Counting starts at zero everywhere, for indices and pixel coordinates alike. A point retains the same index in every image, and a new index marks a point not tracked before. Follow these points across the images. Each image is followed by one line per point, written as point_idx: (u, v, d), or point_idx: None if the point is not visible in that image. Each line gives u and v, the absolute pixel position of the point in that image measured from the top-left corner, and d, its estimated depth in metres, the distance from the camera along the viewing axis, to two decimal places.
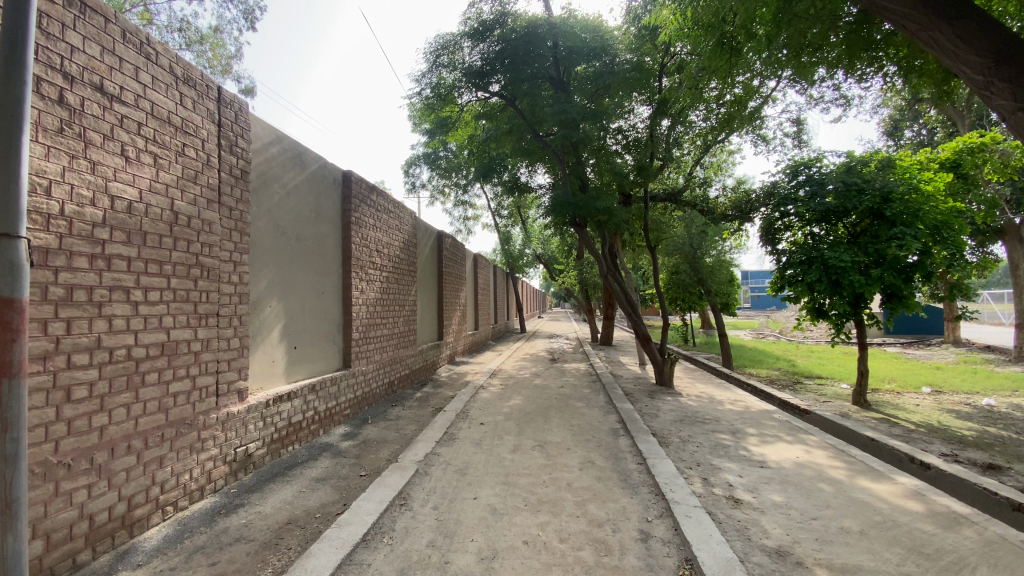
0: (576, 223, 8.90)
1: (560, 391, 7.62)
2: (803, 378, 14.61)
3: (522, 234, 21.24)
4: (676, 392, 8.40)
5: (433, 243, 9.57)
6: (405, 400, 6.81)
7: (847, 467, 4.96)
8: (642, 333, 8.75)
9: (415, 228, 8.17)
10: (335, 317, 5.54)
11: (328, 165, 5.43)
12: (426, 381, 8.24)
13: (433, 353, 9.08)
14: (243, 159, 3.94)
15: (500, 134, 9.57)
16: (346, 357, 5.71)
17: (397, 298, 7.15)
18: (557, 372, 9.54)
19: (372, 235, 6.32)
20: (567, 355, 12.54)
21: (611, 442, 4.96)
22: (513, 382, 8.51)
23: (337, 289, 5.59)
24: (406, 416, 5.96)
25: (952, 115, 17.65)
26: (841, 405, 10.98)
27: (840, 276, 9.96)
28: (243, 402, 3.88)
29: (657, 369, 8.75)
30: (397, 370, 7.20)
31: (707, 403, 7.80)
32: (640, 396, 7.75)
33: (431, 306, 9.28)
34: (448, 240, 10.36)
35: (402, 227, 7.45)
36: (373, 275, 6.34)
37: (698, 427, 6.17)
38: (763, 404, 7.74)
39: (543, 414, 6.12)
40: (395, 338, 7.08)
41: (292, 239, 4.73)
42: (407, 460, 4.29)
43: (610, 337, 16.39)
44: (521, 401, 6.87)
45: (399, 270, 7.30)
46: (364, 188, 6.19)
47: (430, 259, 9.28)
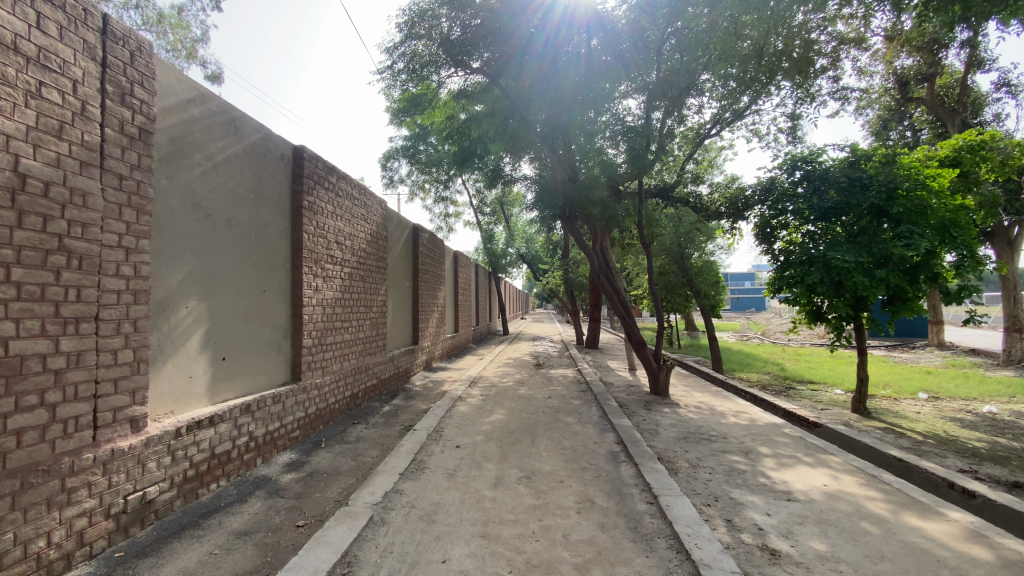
0: (565, 215, 8.07)
1: (547, 403, 6.77)
2: (795, 383, 14.00)
3: (505, 233, 20.39)
4: (673, 402, 7.63)
5: (408, 237, 8.65)
6: (370, 416, 5.90)
7: (886, 499, 4.21)
8: (636, 337, 7.93)
9: (387, 219, 7.26)
10: (281, 321, 4.62)
11: (274, 137, 4.51)
12: (396, 392, 7.31)
13: (406, 360, 8.17)
14: (142, 113, 3.00)
15: (483, 118, 8.70)
16: (294, 368, 4.80)
17: (362, 298, 6.24)
18: (542, 379, 8.69)
19: (331, 224, 5.42)
20: (551, 360, 11.69)
21: (611, 471, 4.13)
22: (493, 391, 7.63)
23: (283, 288, 4.66)
24: (368, 437, 5.04)
25: (942, 115, 17.36)
26: (840, 413, 10.39)
27: (843, 277, 9.27)
28: (138, 434, 2.94)
29: (652, 376, 7.95)
30: (362, 381, 6.29)
31: (708, 415, 7.04)
32: (636, 408, 6.94)
33: (405, 308, 8.37)
34: (424, 234, 9.45)
35: (369, 217, 6.52)
36: (333, 272, 5.44)
37: (707, 446, 5.37)
38: (769, 416, 7.01)
39: (529, 432, 5.25)
40: (360, 344, 6.17)
41: (220, 223, 3.81)
42: (359, 503, 3.39)
43: (595, 339, 15.64)
44: (503, 415, 6.01)
45: (366, 267, 6.40)
46: (321, 168, 5.26)
47: (404, 255, 8.37)
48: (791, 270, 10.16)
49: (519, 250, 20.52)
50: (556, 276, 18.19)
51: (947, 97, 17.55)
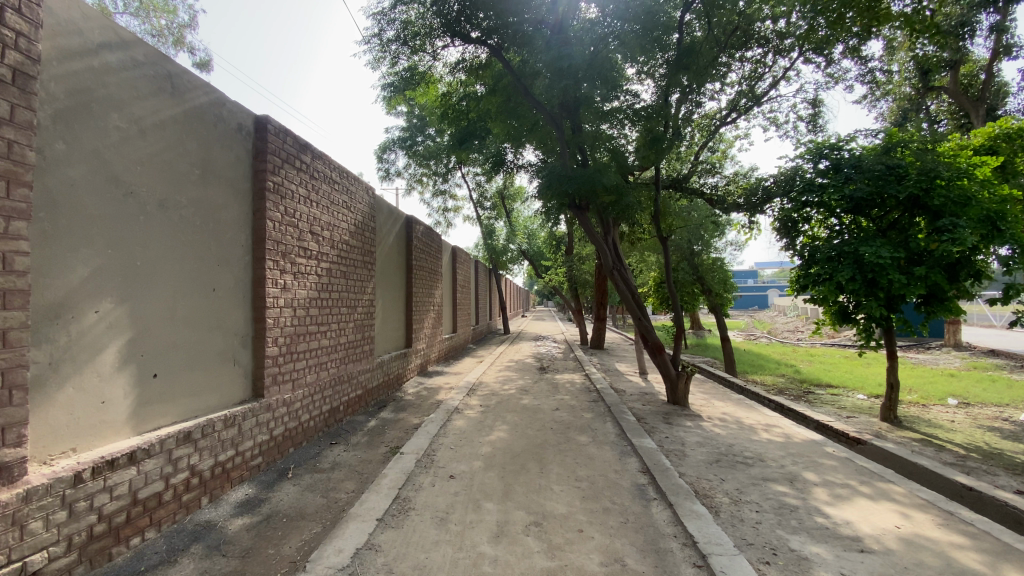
0: (576, 206, 6.95)
1: (555, 416, 5.96)
2: (813, 387, 13.16)
3: (506, 228, 19.46)
4: (695, 414, 6.83)
5: (400, 230, 7.82)
6: (352, 434, 5.10)
7: (978, 548, 3.42)
8: (653, 341, 7.10)
9: (375, 209, 6.46)
10: (238, 326, 3.83)
11: (226, 103, 3.70)
12: (384, 403, 6.51)
13: (397, 364, 7.39)
14: (17, 49, 2.22)
15: (484, 97, 7.89)
16: (256, 382, 4.01)
17: (344, 297, 5.45)
18: (548, 386, 7.90)
19: (305, 210, 4.63)
20: (555, 362, 10.86)
21: (641, 514, 3.33)
22: (494, 401, 6.82)
23: (241, 286, 3.87)
24: (346, 464, 4.24)
25: (966, 105, 16.37)
26: (868, 422, 9.60)
27: (877, 274, 8.39)
28: (11, 487, 2.16)
29: (670, 385, 7.14)
30: (345, 393, 5.51)
31: (736, 429, 6.24)
32: (655, 422, 6.14)
33: (396, 308, 7.57)
34: (418, 227, 8.63)
35: (352, 206, 5.71)
36: (306, 268, 4.64)
37: (745, 473, 4.57)
38: (805, 431, 6.21)
39: (536, 457, 4.46)
40: (341, 350, 5.38)
41: (149, 206, 3.02)
42: (320, 568, 2.60)
43: (601, 340, 14.87)
44: (505, 432, 5.21)
45: (349, 262, 5.60)
46: (292, 145, 4.45)
47: (396, 249, 7.57)
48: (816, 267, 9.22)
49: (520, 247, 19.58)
50: (559, 273, 17.29)
51: (970, 86, 16.60)
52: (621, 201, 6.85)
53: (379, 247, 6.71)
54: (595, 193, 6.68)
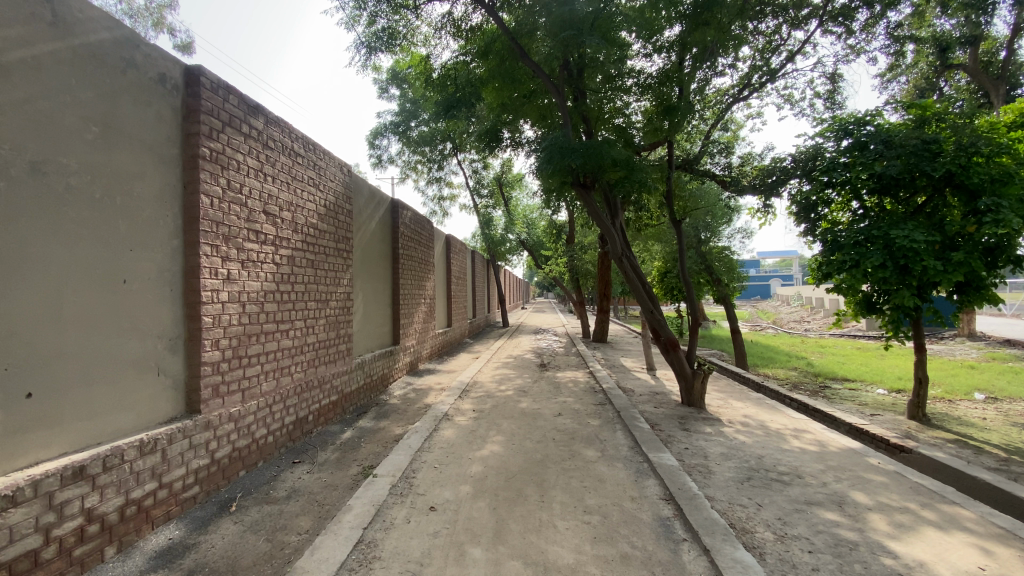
0: (580, 183, 6.07)
1: (557, 422, 5.22)
2: (829, 381, 12.42)
3: (504, 217, 18.57)
4: (714, 418, 6.09)
5: (384, 216, 7.03)
6: (320, 450, 4.35)
7: None
8: (667, 336, 6.33)
9: (351, 189, 5.67)
10: (163, 327, 3.09)
11: (135, 48, 2.95)
12: (365, 409, 5.76)
13: (382, 364, 6.64)
14: None
15: (479, 65, 7.04)
16: (191, 395, 3.27)
17: (311, 289, 4.68)
18: (549, 386, 7.15)
19: (254, 184, 3.85)
20: (556, 358, 10.10)
21: (670, 564, 2.61)
22: (488, 404, 6.08)
23: (166, 277, 3.13)
24: (306, 491, 3.52)
25: (986, 84, 15.31)
26: (895, 420, 8.87)
27: (909, 261, 7.59)
28: None
29: (684, 384, 6.41)
30: (314, 400, 4.76)
31: (763, 435, 5.51)
32: (672, 429, 5.40)
33: (381, 302, 6.81)
34: (407, 213, 7.82)
35: (322, 184, 4.94)
36: (258, 255, 3.87)
37: (785, 496, 3.84)
38: (841, 438, 5.47)
39: (536, 478, 3.72)
40: (308, 351, 4.62)
41: (14, 169, 2.29)
42: None
43: (604, 334, 14.15)
44: (499, 445, 4.46)
45: (317, 249, 4.82)
46: (237, 106, 3.68)
47: (379, 237, 6.78)
48: (840, 253, 8.38)
49: (519, 237, 18.72)
50: (559, 264, 16.47)
51: (991, 65, 15.52)
52: (632, 180, 6.00)
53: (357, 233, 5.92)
54: (601, 171, 5.87)
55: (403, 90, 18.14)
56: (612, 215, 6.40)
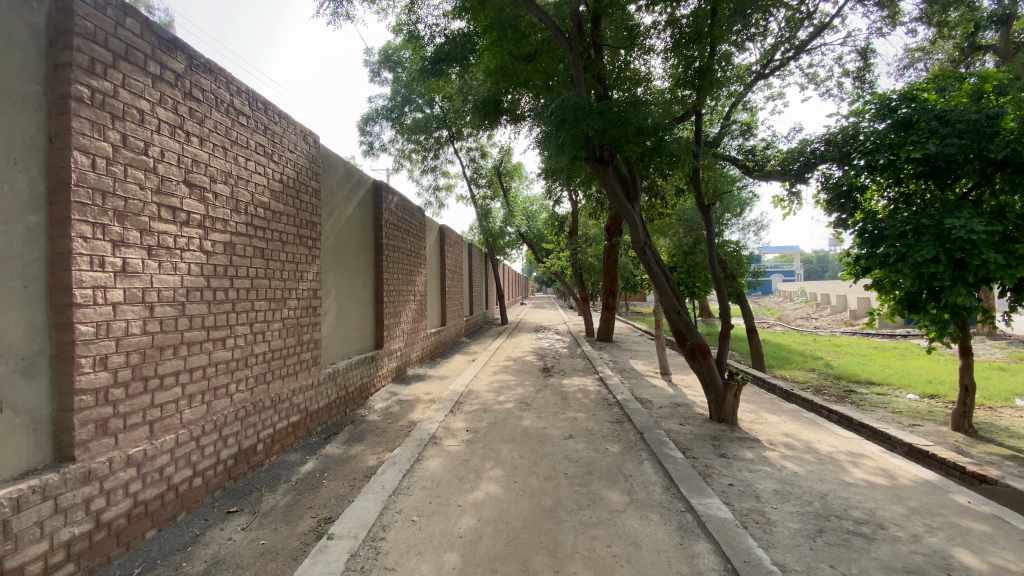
0: (597, 155, 5.01)
1: (568, 447, 4.26)
2: (852, 385, 11.47)
3: (503, 209, 17.52)
4: (753, 438, 5.14)
5: (364, 199, 6.03)
6: (267, 492, 3.38)
7: None
8: (697, 343, 5.36)
9: (318, 163, 4.66)
10: (10, 339, 2.12)
11: None
12: (336, 428, 4.80)
13: (360, 372, 5.66)
14: None
15: (476, 24, 6.04)
16: (62, 435, 2.31)
17: (259, 286, 3.69)
18: (555, 396, 6.19)
19: (167, 145, 2.86)
20: (561, 360, 9.14)
21: None
22: (484, 421, 5.11)
23: (13, 266, 2.15)
24: (233, 563, 2.56)
25: None
26: (938, 432, 7.96)
27: (968, 255, 6.02)
28: None
29: (714, 399, 5.46)
30: (265, 424, 3.79)
31: (816, 462, 4.58)
32: (708, 455, 4.45)
33: (359, 301, 5.82)
34: (393, 197, 6.81)
35: (276, 154, 3.94)
36: (174, 239, 2.89)
37: (877, 561, 2.90)
38: (911, 467, 4.53)
39: (548, 540, 2.76)
40: (255, 363, 3.65)
41: None
42: None
43: (610, 333, 13.22)
44: (497, 485, 3.51)
45: (269, 235, 3.84)
46: (140, 35, 2.70)
47: (357, 224, 5.78)
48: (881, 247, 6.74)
49: (519, 230, 17.69)
50: (561, 258, 15.45)
51: None
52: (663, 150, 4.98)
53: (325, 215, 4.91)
54: (626, 138, 4.87)
55: (397, 74, 17.08)
56: (629, 195, 5.20)
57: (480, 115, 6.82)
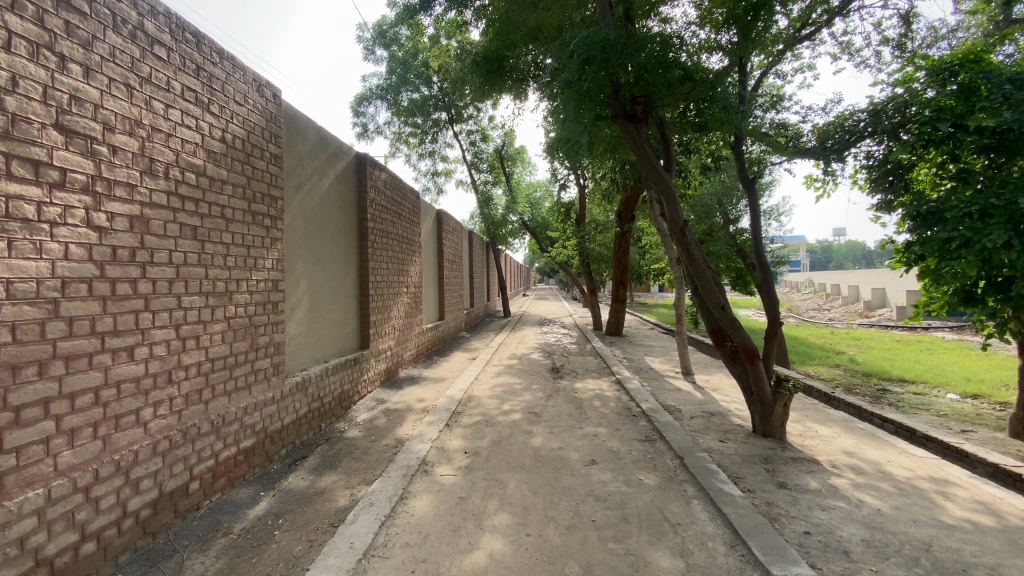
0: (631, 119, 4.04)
1: (592, 479, 3.37)
2: (884, 383, 10.52)
3: (505, 195, 16.53)
4: (812, 459, 4.25)
5: (345, 172, 5.10)
6: (195, 554, 2.50)
7: None
8: (746, 345, 4.43)
9: (278, 123, 3.74)
10: None
11: None
12: (305, 450, 3.91)
13: (340, 379, 4.76)
14: None
15: None
16: None
17: (189, 276, 2.80)
18: (570, 403, 5.30)
19: (21, 69, 1.96)
20: (571, 358, 8.25)
21: None
22: (486, 438, 4.22)
23: None
24: None
25: None
26: (996, 440, 7.07)
27: None
28: None
29: (762, 411, 4.58)
30: (203, 455, 2.92)
31: (899, 495, 3.69)
32: (768, 485, 3.56)
33: (337, 293, 4.91)
34: (381, 172, 5.90)
35: (213, 104, 3.02)
36: (37, 208, 2.00)
37: None
38: (1018, 501, 3.63)
39: None
40: (184, 378, 2.76)
41: None
42: None
43: (619, 326, 12.35)
44: (504, 541, 2.63)
45: (204, 210, 2.93)
46: None
47: (335, 202, 4.88)
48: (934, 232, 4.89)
49: (522, 217, 16.73)
50: (567, 247, 14.47)
51: None
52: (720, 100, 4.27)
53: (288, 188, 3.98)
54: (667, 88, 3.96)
55: (392, 51, 16.07)
56: (666, 163, 4.24)
57: (481, 73, 5.95)
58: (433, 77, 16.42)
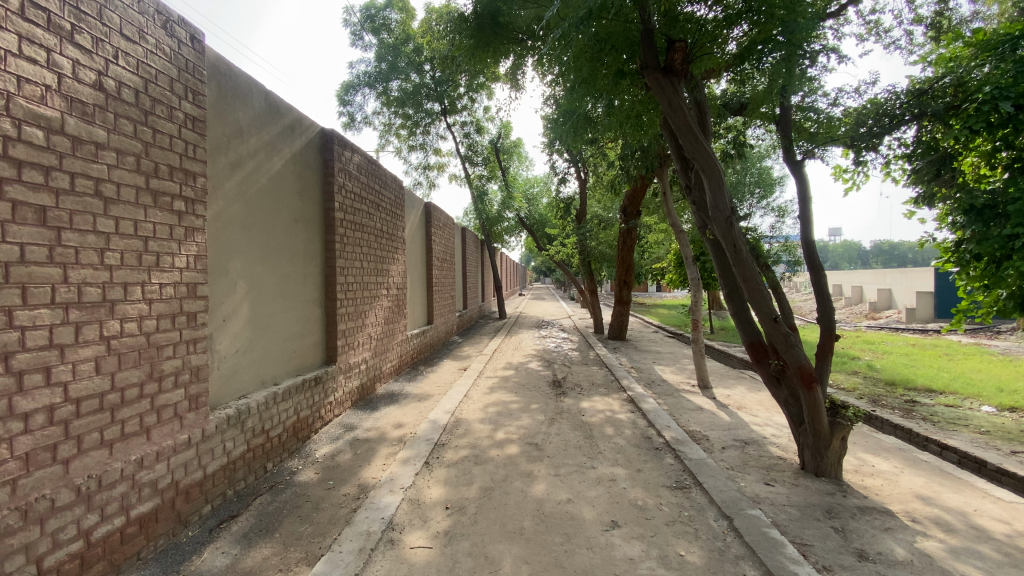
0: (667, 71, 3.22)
1: (616, 555, 2.48)
2: (911, 393, 9.68)
3: (501, 190, 15.64)
4: (887, 510, 3.37)
5: (304, 150, 4.18)
6: None
7: None
8: (800, 366, 3.54)
9: (197, 76, 2.84)
10: None
11: None
12: (238, 505, 3.00)
13: (295, 404, 3.85)
14: None
15: None
16: None
17: (27, 279, 1.90)
18: (578, 428, 4.40)
19: None
20: (574, 368, 7.36)
21: None
22: (476, 484, 3.32)
23: None
24: None
25: None
26: None
27: None
28: None
29: (815, 446, 3.71)
30: (60, 539, 2.02)
31: (1017, 565, 2.81)
32: (846, 556, 2.69)
33: (293, 297, 4.01)
34: (354, 154, 4.99)
35: (77, 35, 2.13)
36: None
37: None
38: None
39: None
40: (21, 431, 1.87)
41: None
42: None
43: (622, 329, 11.51)
44: None
45: (59, 185, 2.03)
46: None
47: (289, 186, 3.95)
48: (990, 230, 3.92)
49: (518, 214, 15.82)
50: (567, 245, 13.56)
51: None
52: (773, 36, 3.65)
53: (216, 163, 3.07)
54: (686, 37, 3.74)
55: (381, 38, 15.13)
56: (704, 130, 3.38)
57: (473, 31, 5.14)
58: (424, 65, 15.48)
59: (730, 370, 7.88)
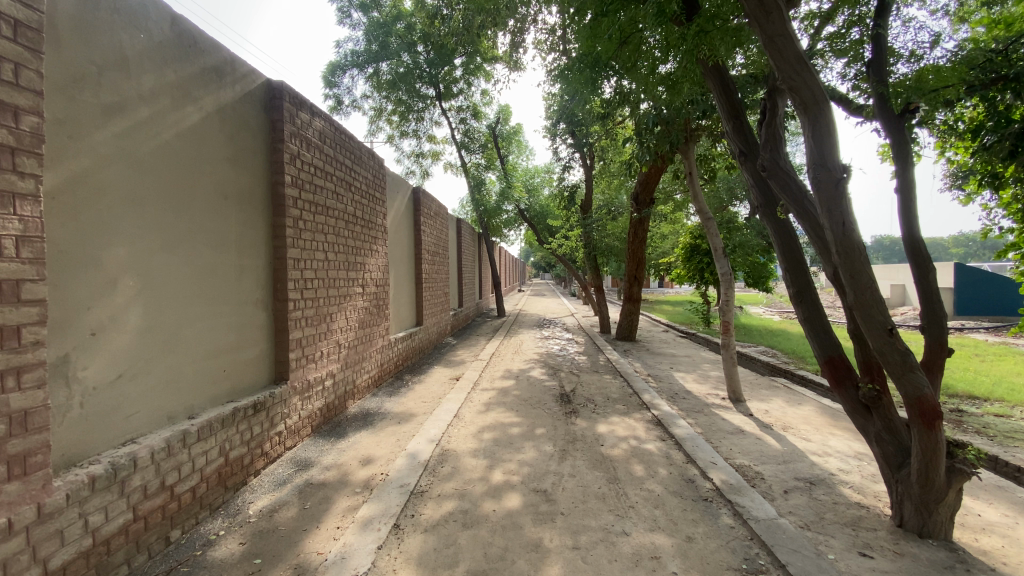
0: None
1: None
2: (954, 402, 8.68)
3: (500, 180, 14.58)
4: None
5: (236, 104, 3.16)
6: None
7: None
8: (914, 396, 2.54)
9: None
10: None
11: None
12: None
13: (221, 442, 2.84)
14: None
15: None
16: None
17: None
18: (598, 466, 3.40)
19: None
20: (583, 376, 6.38)
21: None
22: (462, 564, 2.33)
23: None
24: None
25: None
26: None
27: None
28: None
29: (927, 501, 2.72)
30: None
31: None
32: None
33: (221, 298, 3.00)
34: (314, 118, 3.98)
35: None
36: None
37: None
38: None
39: None
40: None
41: None
42: None
43: (632, 330, 10.55)
44: None
45: None
46: None
47: (212, 149, 2.94)
48: None
49: (518, 205, 14.77)
50: (570, 237, 12.50)
51: None
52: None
53: (68, 103, 2.08)
54: None
55: (370, 16, 14.02)
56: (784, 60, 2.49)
57: None
58: (417, 46, 14.38)
59: (760, 379, 6.87)
